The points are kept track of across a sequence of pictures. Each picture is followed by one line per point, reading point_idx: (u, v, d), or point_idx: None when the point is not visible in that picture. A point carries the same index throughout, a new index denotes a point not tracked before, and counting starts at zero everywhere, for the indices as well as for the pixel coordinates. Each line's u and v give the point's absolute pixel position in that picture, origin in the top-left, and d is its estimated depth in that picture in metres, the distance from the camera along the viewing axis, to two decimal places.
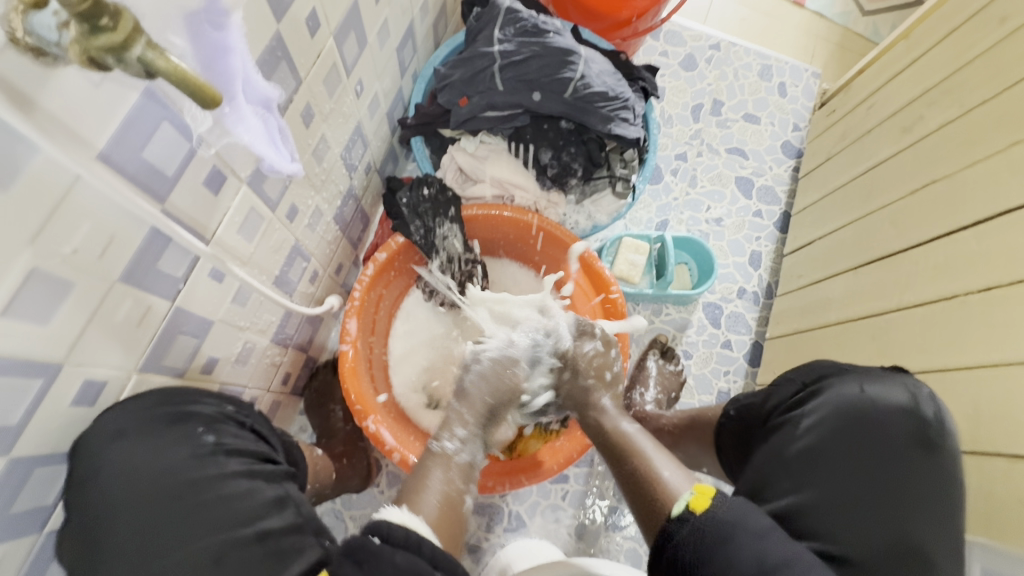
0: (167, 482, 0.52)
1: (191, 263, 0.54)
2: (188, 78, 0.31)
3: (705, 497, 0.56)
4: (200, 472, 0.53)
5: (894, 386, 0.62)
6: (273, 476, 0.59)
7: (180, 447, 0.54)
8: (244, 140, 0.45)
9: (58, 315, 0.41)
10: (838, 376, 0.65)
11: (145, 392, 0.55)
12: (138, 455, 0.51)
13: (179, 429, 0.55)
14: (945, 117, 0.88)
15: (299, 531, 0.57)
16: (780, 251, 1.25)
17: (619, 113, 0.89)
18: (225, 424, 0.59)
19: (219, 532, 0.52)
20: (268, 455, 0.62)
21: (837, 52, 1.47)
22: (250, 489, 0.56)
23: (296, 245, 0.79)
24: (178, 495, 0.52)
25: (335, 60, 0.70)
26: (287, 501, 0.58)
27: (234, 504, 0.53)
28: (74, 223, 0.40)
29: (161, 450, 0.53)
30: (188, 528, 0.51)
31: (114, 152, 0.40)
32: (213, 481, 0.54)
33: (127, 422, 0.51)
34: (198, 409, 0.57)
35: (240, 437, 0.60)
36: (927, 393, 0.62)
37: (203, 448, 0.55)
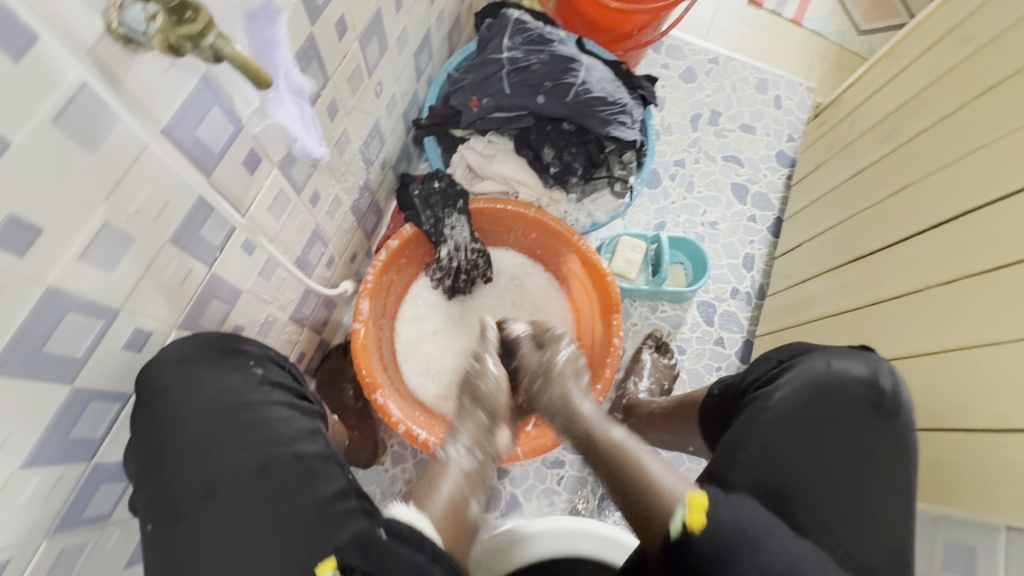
0: (222, 401, 0.60)
1: (227, 233, 0.61)
2: (248, 63, 0.38)
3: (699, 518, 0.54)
4: (249, 397, 0.62)
5: (855, 360, 0.66)
6: (306, 412, 0.67)
7: (235, 374, 0.63)
8: (283, 123, 0.52)
9: (121, 265, 0.49)
10: (809, 353, 0.69)
11: (193, 334, 0.62)
12: (196, 377, 0.59)
13: (233, 360, 0.63)
14: (919, 126, 0.93)
15: (328, 460, 0.63)
16: (772, 254, 1.31)
17: (617, 117, 0.96)
18: (270, 364, 0.68)
19: (265, 448, 0.59)
20: (303, 395, 0.70)
21: (832, 68, 1.53)
22: (288, 418, 0.64)
23: (316, 230, 0.86)
24: (229, 413, 0.60)
25: (358, 62, 0.78)
26: (319, 434, 0.66)
27: (273, 428, 0.61)
28: (139, 185, 0.47)
29: (218, 375, 0.61)
30: (236, 442, 0.59)
31: (175, 129, 0.48)
32: (257, 407, 0.62)
33: (190, 350, 0.59)
34: (247, 348, 0.66)
35: (282, 375, 0.69)
36: (887, 368, 0.65)
37: (254, 378, 0.64)
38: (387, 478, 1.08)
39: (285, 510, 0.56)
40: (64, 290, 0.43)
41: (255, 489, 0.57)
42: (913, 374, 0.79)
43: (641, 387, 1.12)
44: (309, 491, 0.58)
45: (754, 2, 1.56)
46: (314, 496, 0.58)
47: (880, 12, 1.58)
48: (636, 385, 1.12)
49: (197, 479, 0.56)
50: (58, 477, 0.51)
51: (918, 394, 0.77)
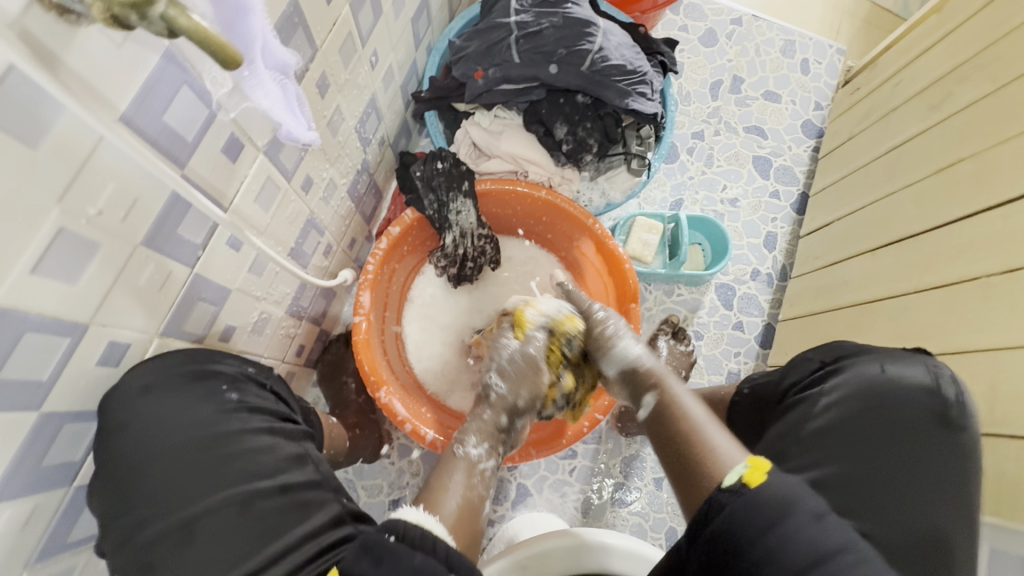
0: (194, 435, 0.55)
1: (209, 230, 0.55)
2: (211, 38, 0.31)
3: (760, 472, 0.51)
4: (223, 427, 0.57)
5: (913, 364, 0.61)
6: (292, 435, 0.62)
7: (206, 403, 0.57)
8: (262, 106, 0.44)
9: (85, 275, 0.43)
10: (860, 356, 0.64)
11: (165, 355, 0.56)
12: (165, 408, 0.54)
13: (203, 386, 0.58)
14: (975, 94, 0.85)
15: (319, 486, 0.59)
16: (796, 232, 1.23)
17: (637, 88, 0.88)
18: (247, 385, 0.62)
19: (245, 482, 0.55)
20: (287, 416, 0.65)
21: (863, 28, 1.42)
22: (271, 445, 0.59)
23: (311, 218, 0.80)
24: (201, 448, 0.55)
25: (350, 30, 0.70)
26: (306, 458, 0.61)
27: (255, 458, 0.56)
28: (98, 183, 0.40)
29: (187, 405, 0.56)
30: (214, 479, 0.54)
31: (136, 115, 0.41)
32: (234, 436, 0.57)
33: (153, 378, 0.53)
34: (221, 368, 0.61)
35: (261, 397, 0.63)
36: (949, 375, 0.60)
37: (227, 405, 0.59)
38: (395, 471, 1.05)
39: (268, 551, 0.52)
40: (18, 310, 0.38)
41: (236, 530, 0.52)
42: (960, 370, 0.73)
43: None
44: (298, 525, 0.54)
45: None
46: (302, 529, 0.54)
47: None
48: None
49: (165, 524, 0.51)
50: (33, 508, 0.46)
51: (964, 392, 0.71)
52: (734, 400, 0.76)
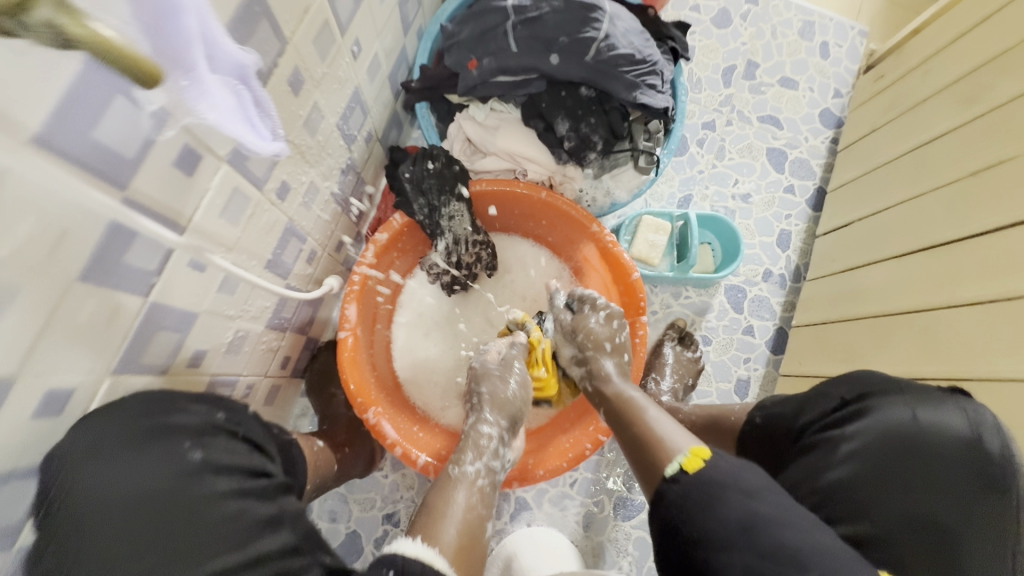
0: (147, 501, 0.48)
1: (164, 255, 0.49)
2: (116, 50, 0.25)
3: (698, 460, 0.55)
4: (182, 490, 0.49)
5: (948, 410, 0.55)
6: (267, 494, 0.55)
7: (164, 462, 0.50)
8: (209, 119, 0.37)
9: (6, 322, 0.36)
10: (886, 395, 0.57)
11: (115, 403, 0.49)
12: (114, 471, 0.47)
13: (158, 443, 0.50)
14: (1018, 87, 0.77)
15: (297, 552, 0.52)
16: (811, 230, 1.16)
17: (646, 79, 0.80)
18: (215, 438, 0.55)
19: (206, 557, 0.47)
20: (261, 470, 0.57)
21: (888, 6, 1.34)
22: (242, 508, 0.51)
23: (290, 226, 0.73)
24: (158, 515, 0.47)
25: (327, 18, 0.62)
26: (283, 520, 0.54)
27: (220, 524, 0.49)
28: (11, 217, 0.34)
29: (140, 466, 0.49)
30: (171, 551, 0.46)
31: (55, 135, 0.34)
32: (197, 500, 0.49)
33: (98, 437, 0.47)
34: (182, 421, 0.53)
35: (233, 450, 0.56)
36: (992, 423, 0.54)
37: (190, 463, 0.51)
38: (387, 484, 1.00)
39: None
40: None
41: None
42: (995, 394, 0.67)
43: (664, 388, 1.01)
44: None
45: None
46: None
47: None
48: (659, 385, 1.01)
49: None
50: None
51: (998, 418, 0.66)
52: (748, 428, 0.70)
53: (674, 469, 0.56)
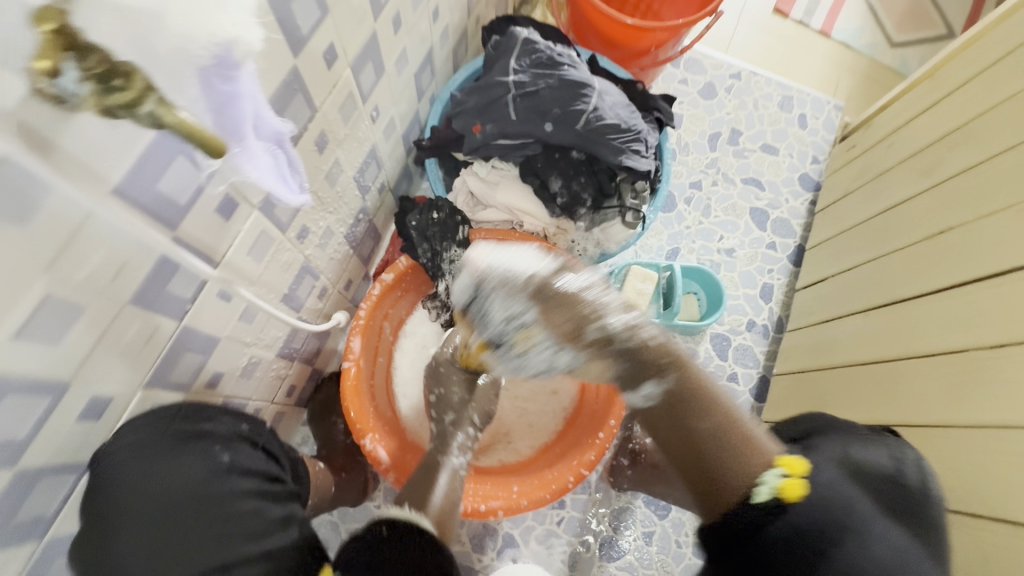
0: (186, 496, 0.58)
1: (199, 286, 0.57)
2: (196, 132, 0.33)
3: (798, 487, 0.58)
4: (210, 489, 0.60)
5: (879, 449, 0.65)
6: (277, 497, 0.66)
7: (198, 464, 0.60)
8: (251, 176, 0.46)
9: (69, 336, 0.44)
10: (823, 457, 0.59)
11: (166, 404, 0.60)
12: (151, 470, 0.57)
13: (193, 446, 0.61)
14: (968, 161, 0.85)
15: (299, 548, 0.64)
16: (792, 284, 1.23)
17: (631, 145, 0.90)
18: (240, 444, 0.65)
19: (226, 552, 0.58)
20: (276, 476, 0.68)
21: (863, 83, 1.51)
22: (257, 509, 0.62)
23: (306, 265, 0.81)
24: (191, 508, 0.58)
25: (351, 89, 0.73)
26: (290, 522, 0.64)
27: (243, 521, 0.60)
28: (88, 251, 0.42)
29: (177, 466, 0.59)
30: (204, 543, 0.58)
31: (129, 187, 0.43)
32: (225, 498, 0.60)
33: (145, 439, 0.56)
34: (214, 429, 0.63)
35: (252, 457, 0.65)
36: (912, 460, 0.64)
37: (219, 466, 0.61)
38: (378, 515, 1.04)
39: None
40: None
41: None
42: (951, 443, 0.72)
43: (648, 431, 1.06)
44: None
45: (779, 11, 1.55)
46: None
47: (912, 25, 1.57)
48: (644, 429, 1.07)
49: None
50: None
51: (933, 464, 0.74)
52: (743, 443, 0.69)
53: (767, 492, 0.59)
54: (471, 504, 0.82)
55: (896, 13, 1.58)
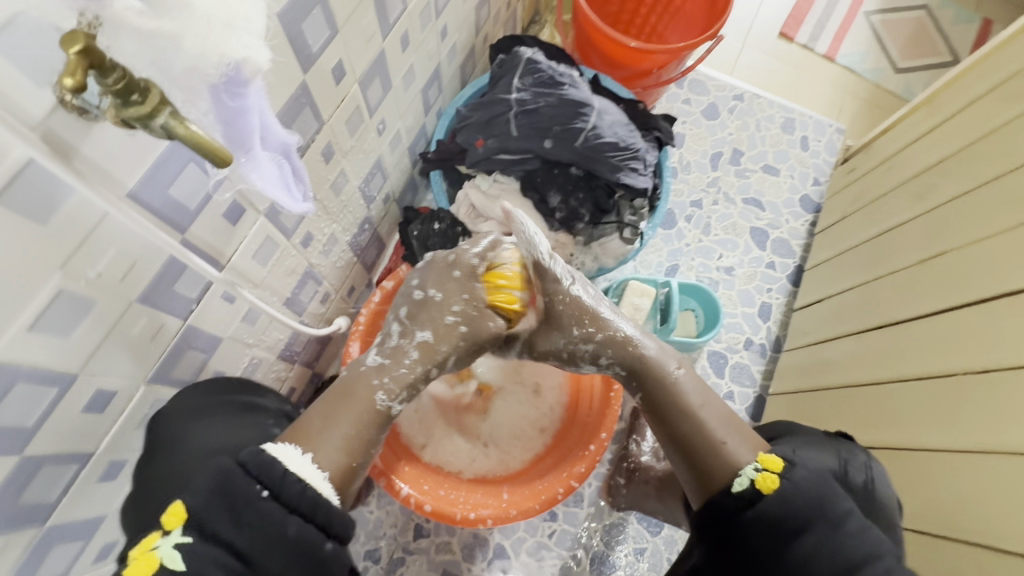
0: (217, 443, 0.62)
1: (204, 286, 0.59)
2: (205, 144, 0.35)
3: (772, 480, 0.61)
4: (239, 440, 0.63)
5: (828, 453, 0.70)
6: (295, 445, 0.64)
7: (238, 425, 0.65)
8: (257, 184, 0.48)
9: (79, 330, 0.46)
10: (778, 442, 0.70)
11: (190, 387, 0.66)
12: (197, 421, 0.63)
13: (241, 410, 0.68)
14: (957, 188, 0.87)
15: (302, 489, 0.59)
16: (791, 304, 1.24)
17: (628, 163, 0.92)
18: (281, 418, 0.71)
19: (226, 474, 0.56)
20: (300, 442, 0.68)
21: (866, 107, 1.52)
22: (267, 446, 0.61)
23: (309, 270, 0.84)
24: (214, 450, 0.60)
25: (358, 103, 0.76)
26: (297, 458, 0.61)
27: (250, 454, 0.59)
28: (102, 249, 0.45)
29: (222, 421, 0.65)
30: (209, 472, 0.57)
31: (143, 191, 0.45)
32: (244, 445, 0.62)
33: (200, 402, 0.65)
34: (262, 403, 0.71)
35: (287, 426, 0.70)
36: (860, 460, 0.71)
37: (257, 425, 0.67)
38: (372, 520, 1.05)
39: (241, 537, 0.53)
40: (12, 363, 0.41)
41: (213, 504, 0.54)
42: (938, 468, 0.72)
43: (644, 448, 1.08)
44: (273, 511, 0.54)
45: (784, 35, 1.58)
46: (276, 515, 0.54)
47: (916, 51, 1.59)
48: (640, 446, 1.09)
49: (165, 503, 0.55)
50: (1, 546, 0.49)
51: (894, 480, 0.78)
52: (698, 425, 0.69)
53: (745, 483, 0.62)
54: (462, 512, 0.82)
55: (901, 39, 1.60)
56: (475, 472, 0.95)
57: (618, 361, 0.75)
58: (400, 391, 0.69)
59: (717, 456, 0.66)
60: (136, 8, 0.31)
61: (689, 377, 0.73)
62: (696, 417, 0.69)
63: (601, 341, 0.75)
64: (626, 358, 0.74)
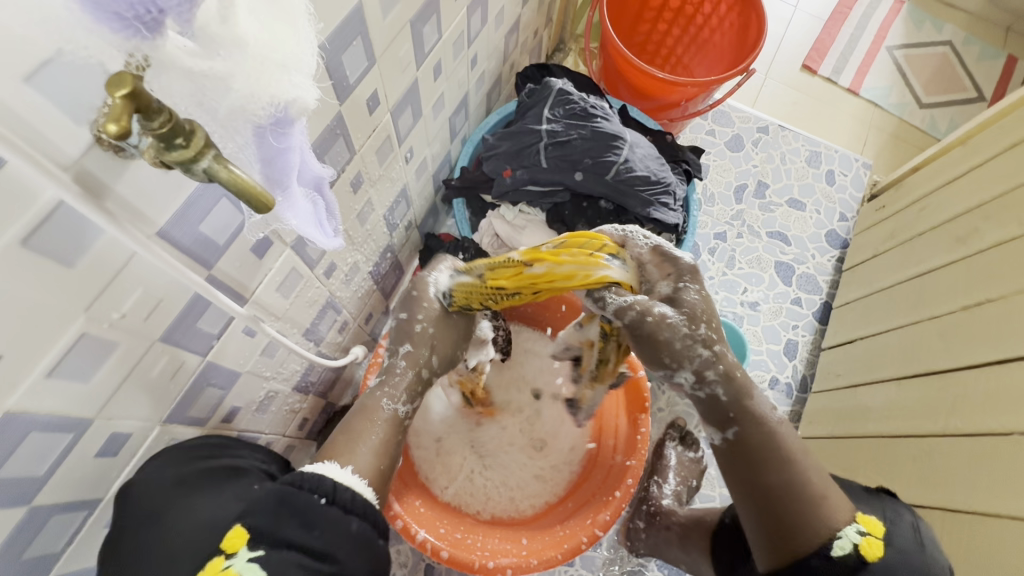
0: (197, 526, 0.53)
1: (226, 322, 0.56)
2: (249, 189, 0.33)
3: (878, 547, 0.59)
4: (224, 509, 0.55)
5: (871, 508, 0.65)
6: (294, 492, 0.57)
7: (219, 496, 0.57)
8: (292, 224, 0.45)
9: (98, 374, 0.44)
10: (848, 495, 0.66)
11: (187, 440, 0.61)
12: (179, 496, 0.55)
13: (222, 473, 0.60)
14: (1002, 234, 0.87)
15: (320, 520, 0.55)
16: (818, 342, 1.20)
17: (660, 198, 0.90)
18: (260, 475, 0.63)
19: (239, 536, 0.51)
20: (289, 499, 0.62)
21: (891, 142, 1.50)
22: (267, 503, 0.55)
23: (330, 299, 0.81)
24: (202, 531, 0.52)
25: (389, 133, 0.74)
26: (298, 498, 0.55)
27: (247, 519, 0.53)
28: (127, 290, 0.42)
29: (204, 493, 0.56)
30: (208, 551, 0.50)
31: (172, 229, 0.43)
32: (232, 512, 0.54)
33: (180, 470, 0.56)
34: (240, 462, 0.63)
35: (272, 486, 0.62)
36: (907, 522, 0.64)
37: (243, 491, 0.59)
38: None
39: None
40: (27, 412, 0.39)
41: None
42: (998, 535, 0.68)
43: (666, 491, 1.02)
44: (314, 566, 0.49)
45: (807, 68, 1.57)
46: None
47: (941, 86, 1.57)
48: (661, 488, 1.03)
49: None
50: None
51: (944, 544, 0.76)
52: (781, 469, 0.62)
53: (847, 546, 0.59)
54: (481, 561, 0.77)
55: (925, 74, 1.59)
56: (493, 513, 0.91)
57: (722, 390, 0.62)
58: (402, 394, 0.72)
59: (814, 516, 0.60)
60: (189, 48, 0.30)
61: (786, 423, 0.64)
62: (800, 470, 0.61)
63: (692, 369, 0.65)
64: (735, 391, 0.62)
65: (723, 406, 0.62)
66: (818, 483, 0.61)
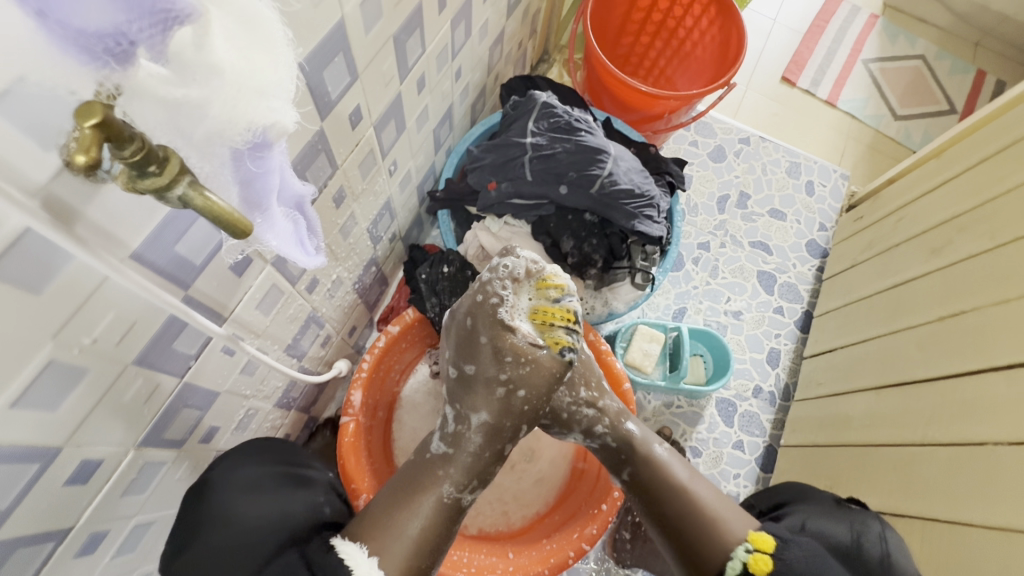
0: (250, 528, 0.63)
1: (204, 342, 0.55)
2: (223, 216, 0.32)
3: (764, 563, 0.62)
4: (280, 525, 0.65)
5: (838, 521, 0.66)
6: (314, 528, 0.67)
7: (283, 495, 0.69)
8: (272, 245, 0.44)
9: (67, 401, 0.42)
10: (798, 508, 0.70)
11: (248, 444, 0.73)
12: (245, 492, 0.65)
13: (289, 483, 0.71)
14: (976, 246, 0.89)
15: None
16: (799, 351, 1.22)
17: (644, 211, 0.91)
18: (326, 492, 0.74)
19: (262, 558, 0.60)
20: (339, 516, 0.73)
21: (868, 152, 1.54)
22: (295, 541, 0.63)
23: (312, 315, 0.80)
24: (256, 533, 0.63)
25: (372, 147, 0.73)
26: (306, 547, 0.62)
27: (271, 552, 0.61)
28: (98, 314, 0.41)
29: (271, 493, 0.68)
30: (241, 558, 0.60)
31: (147, 251, 0.42)
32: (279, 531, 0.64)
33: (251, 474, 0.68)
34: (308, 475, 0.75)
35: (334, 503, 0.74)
36: (875, 533, 0.65)
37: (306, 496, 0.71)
38: None
39: None
40: None
41: None
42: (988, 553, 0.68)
43: None
44: None
45: (787, 80, 1.60)
46: None
47: (916, 98, 1.61)
48: None
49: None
50: None
51: (919, 550, 0.78)
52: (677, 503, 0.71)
53: (738, 566, 0.63)
54: None
55: (900, 87, 1.63)
56: (480, 528, 0.91)
57: (611, 436, 0.78)
58: (465, 481, 0.73)
59: (707, 540, 0.66)
60: (160, 76, 0.28)
61: (676, 461, 0.75)
62: (685, 501, 0.70)
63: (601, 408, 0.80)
64: (621, 436, 0.78)
65: (615, 451, 0.78)
66: (716, 505, 0.69)
